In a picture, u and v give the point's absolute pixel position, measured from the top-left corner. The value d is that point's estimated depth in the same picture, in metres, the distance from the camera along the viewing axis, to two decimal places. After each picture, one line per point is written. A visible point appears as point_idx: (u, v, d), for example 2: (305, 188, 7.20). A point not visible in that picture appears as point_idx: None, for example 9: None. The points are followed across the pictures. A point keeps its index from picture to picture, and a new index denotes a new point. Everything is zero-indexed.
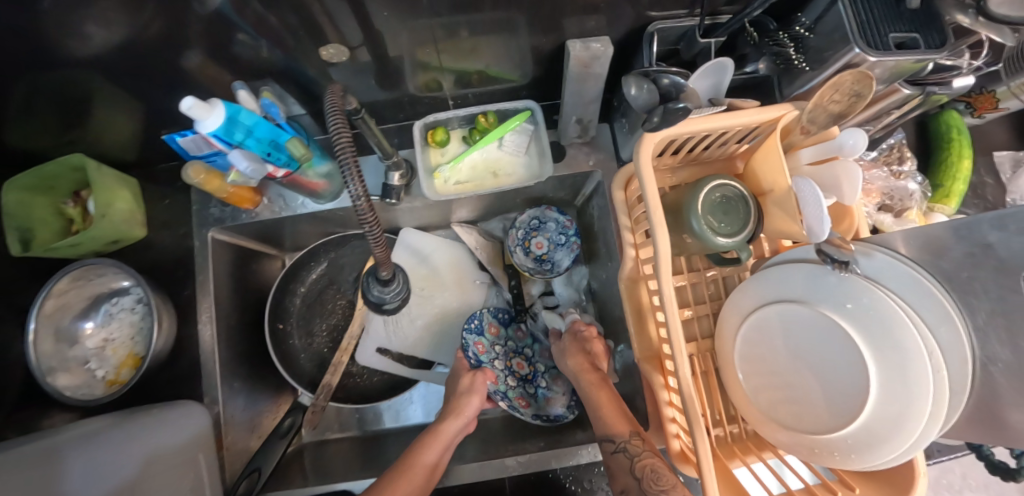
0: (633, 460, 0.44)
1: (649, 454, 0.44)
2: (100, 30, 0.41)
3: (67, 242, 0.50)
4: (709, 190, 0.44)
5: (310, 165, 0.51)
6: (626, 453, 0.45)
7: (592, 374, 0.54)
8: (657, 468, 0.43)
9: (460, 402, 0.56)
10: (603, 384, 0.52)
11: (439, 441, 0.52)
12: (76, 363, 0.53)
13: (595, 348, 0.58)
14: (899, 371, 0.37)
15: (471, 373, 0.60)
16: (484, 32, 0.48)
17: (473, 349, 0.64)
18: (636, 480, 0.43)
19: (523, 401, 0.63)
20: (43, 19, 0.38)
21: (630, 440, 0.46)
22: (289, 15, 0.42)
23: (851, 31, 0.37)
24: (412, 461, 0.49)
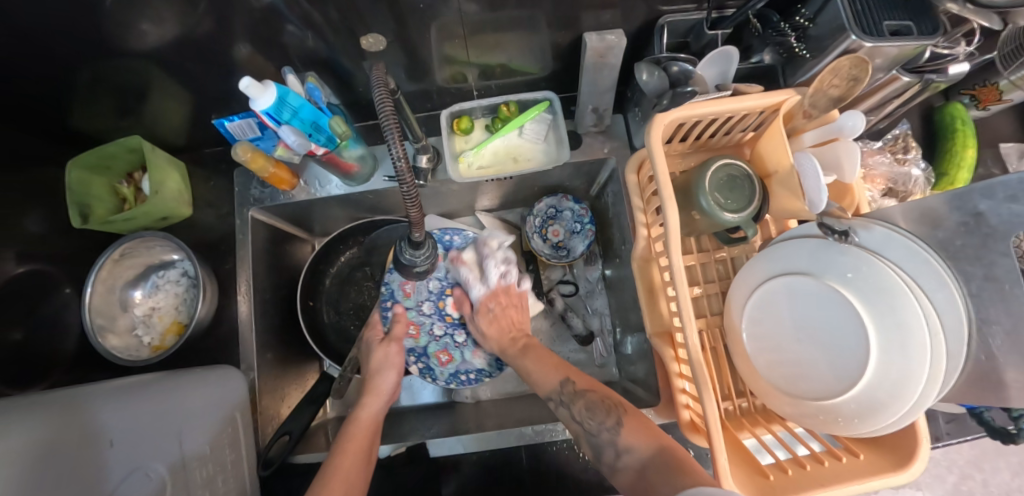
0: (572, 409, 0.50)
1: (582, 397, 0.51)
2: (152, 28, 0.47)
3: (122, 216, 0.55)
4: (716, 170, 0.48)
5: (346, 146, 0.55)
6: (564, 404, 0.51)
7: (515, 342, 0.62)
8: (591, 406, 0.49)
9: (375, 382, 0.58)
10: (525, 351, 0.60)
11: (367, 421, 0.54)
12: (125, 328, 0.58)
13: (503, 316, 0.64)
14: (898, 335, 0.39)
15: (383, 346, 0.61)
16: (507, 28, 0.52)
17: (395, 290, 0.65)
18: (579, 424, 0.49)
19: (442, 355, 0.67)
20: (123, 12, 0.44)
21: (562, 393, 0.52)
22: (333, 10, 0.46)
23: (846, 19, 0.41)
24: (351, 435, 0.52)
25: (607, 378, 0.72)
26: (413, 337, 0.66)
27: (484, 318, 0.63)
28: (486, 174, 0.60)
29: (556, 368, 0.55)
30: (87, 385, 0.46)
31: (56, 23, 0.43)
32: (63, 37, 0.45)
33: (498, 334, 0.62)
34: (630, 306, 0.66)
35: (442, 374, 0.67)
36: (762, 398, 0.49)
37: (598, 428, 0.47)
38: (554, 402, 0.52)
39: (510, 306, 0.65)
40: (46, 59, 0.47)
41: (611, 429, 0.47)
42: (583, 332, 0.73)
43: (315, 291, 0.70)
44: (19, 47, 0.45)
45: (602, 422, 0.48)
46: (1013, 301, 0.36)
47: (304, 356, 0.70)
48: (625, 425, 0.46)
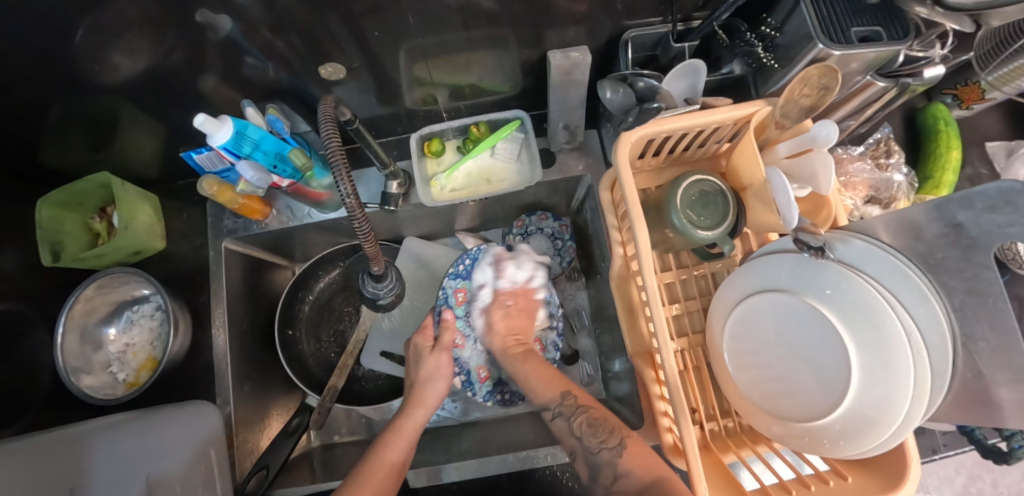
0: (571, 422, 0.49)
1: (583, 411, 0.49)
2: (126, 59, 0.46)
3: (92, 253, 0.54)
4: (687, 186, 0.47)
5: (312, 176, 0.55)
6: (563, 416, 0.50)
7: (517, 345, 0.59)
8: (593, 422, 0.48)
9: (424, 391, 0.57)
10: (525, 356, 0.57)
11: (406, 432, 0.52)
12: (100, 365, 0.58)
13: (517, 316, 0.61)
14: (880, 355, 0.38)
15: (435, 356, 0.59)
16: (472, 49, 0.51)
17: (446, 296, 0.63)
18: (576, 438, 0.48)
19: (479, 367, 0.65)
20: (81, 48, 0.43)
21: (562, 404, 0.51)
22: (294, 39, 0.46)
23: (814, 29, 0.40)
24: (371, 471, 0.48)
25: (595, 398, 0.71)
26: (461, 347, 0.64)
27: (494, 313, 0.61)
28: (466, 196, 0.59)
29: (556, 380, 0.53)
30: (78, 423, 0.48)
31: (13, 62, 0.43)
32: (18, 73, 0.45)
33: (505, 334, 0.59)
34: (613, 324, 0.65)
35: (480, 389, 0.65)
36: (748, 418, 0.47)
37: (599, 448, 0.45)
38: (551, 412, 0.51)
39: (524, 307, 0.63)
40: (9, 98, 0.47)
41: (611, 449, 0.45)
42: (569, 351, 0.71)
43: (293, 319, 0.69)
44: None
45: (605, 441, 0.46)
46: (998, 317, 0.34)
47: (285, 385, 0.69)
48: (627, 448, 0.44)
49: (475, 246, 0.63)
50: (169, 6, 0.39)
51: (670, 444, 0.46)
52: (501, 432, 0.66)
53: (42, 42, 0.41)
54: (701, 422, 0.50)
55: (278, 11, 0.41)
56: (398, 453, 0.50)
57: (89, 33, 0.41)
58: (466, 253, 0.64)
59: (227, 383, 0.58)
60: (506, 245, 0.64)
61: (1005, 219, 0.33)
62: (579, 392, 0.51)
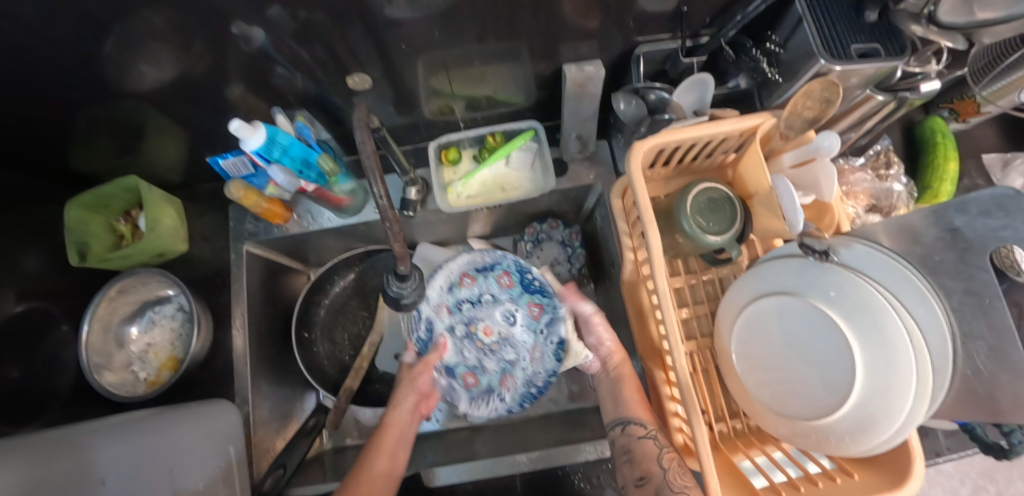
0: (659, 448, 0.48)
1: (675, 447, 0.48)
2: (152, 69, 0.48)
3: (118, 254, 0.56)
4: (696, 194, 0.49)
5: (336, 181, 0.58)
6: (654, 440, 0.49)
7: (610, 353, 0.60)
8: (684, 463, 0.46)
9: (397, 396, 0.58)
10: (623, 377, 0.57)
11: (392, 435, 0.54)
12: (122, 364, 0.59)
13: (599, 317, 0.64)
14: (884, 355, 0.39)
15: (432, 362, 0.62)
16: (489, 62, 0.54)
17: (545, 361, 0.65)
18: (662, 469, 0.46)
19: (532, 316, 0.67)
20: (114, 56, 0.45)
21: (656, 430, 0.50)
22: (321, 51, 0.49)
23: (816, 45, 0.42)
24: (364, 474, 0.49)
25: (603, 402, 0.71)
26: (536, 319, 0.66)
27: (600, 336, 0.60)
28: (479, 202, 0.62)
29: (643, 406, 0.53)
30: (93, 422, 0.48)
31: (48, 68, 0.45)
32: (52, 79, 0.47)
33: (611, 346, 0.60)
34: (623, 329, 0.66)
35: (508, 263, 0.67)
36: (755, 419, 0.49)
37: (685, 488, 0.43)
38: (648, 430, 0.50)
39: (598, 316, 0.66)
40: (42, 102, 0.49)
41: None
42: None
43: (309, 322, 0.70)
44: (15, 91, 0.47)
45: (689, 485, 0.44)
46: (994, 315, 0.36)
47: (300, 388, 0.71)
48: None
49: (527, 403, 0.64)
50: (201, 18, 0.42)
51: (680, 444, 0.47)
52: (512, 436, 0.67)
53: (79, 52, 0.44)
54: (711, 423, 0.52)
55: (306, 22, 0.44)
56: (390, 457, 0.52)
57: (122, 43, 0.44)
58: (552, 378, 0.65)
59: (245, 382, 0.60)
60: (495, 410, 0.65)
61: (999, 223, 0.35)
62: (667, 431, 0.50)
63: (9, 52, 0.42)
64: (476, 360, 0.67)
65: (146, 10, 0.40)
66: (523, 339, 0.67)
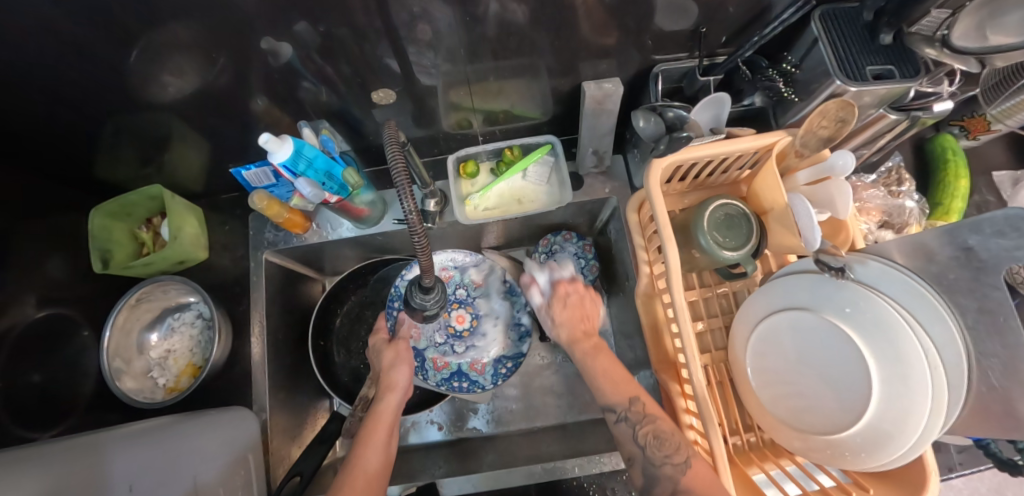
0: (636, 429, 0.47)
1: (651, 421, 0.46)
2: (178, 80, 0.49)
3: (141, 261, 0.57)
4: (713, 210, 0.49)
5: (358, 193, 0.58)
6: (629, 421, 0.47)
7: (586, 339, 0.55)
8: (660, 434, 0.45)
9: (392, 376, 0.55)
10: (596, 351, 0.54)
11: (384, 423, 0.51)
12: (142, 371, 0.60)
13: (575, 308, 0.58)
14: (899, 369, 0.40)
15: (394, 347, 0.60)
16: (508, 77, 0.55)
17: (508, 350, 0.69)
18: (640, 447, 0.46)
19: (500, 311, 0.71)
20: (143, 68, 0.47)
21: (630, 409, 0.48)
22: (345, 66, 0.50)
23: (832, 66, 0.44)
24: (355, 468, 0.46)
25: None
26: (502, 313, 0.71)
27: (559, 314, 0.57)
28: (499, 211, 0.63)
29: (626, 382, 0.50)
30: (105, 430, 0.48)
31: (78, 78, 0.46)
32: (82, 88, 0.48)
33: (579, 332, 0.56)
34: (636, 341, 0.67)
35: (484, 266, 0.72)
36: (770, 432, 0.49)
37: (663, 461, 0.43)
38: (617, 414, 0.48)
39: (580, 301, 0.59)
40: (70, 110, 0.51)
41: (675, 465, 0.42)
42: None
43: (326, 331, 0.71)
44: (48, 99, 0.48)
45: (670, 455, 0.43)
46: (1009, 334, 0.37)
47: (314, 395, 0.71)
48: (694, 467, 0.42)
49: (489, 385, 0.68)
50: (231, 32, 0.43)
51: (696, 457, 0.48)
52: (524, 447, 0.67)
53: (109, 63, 0.45)
54: (726, 436, 0.52)
55: (332, 36, 0.45)
56: (380, 449, 0.48)
57: (152, 55, 0.45)
58: (518, 363, 0.68)
59: (263, 389, 0.60)
60: (457, 389, 0.68)
61: (1013, 243, 0.36)
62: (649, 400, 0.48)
63: (43, 62, 0.43)
64: (445, 345, 0.70)
65: (172, 22, 0.41)
66: (489, 330, 0.71)
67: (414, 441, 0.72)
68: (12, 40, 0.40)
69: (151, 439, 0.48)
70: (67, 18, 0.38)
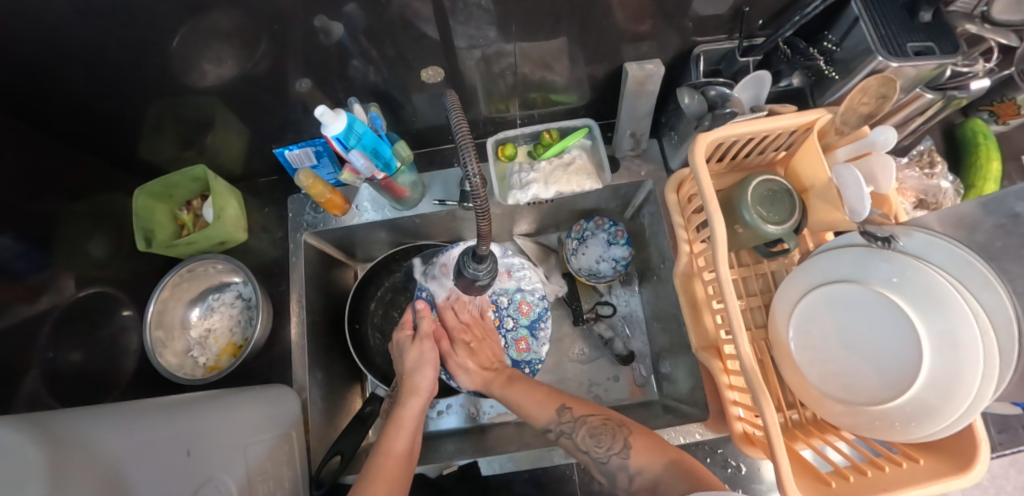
0: (574, 438, 0.53)
1: (583, 423, 0.54)
2: (228, 61, 0.51)
3: (185, 240, 0.58)
4: (756, 185, 0.50)
5: (403, 170, 0.61)
6: (568, 434, 0.54)
7: (496, 374, 0.63)
8: (596, 431, 0.52)
9: (414, 380, 0.58)
10: (510, 382, 0.62)
11: (408, 422, 0.55)
12: (183, 350, 0.60)
13: (481, 349, 0.65)
14: (948, 339, 0.40)
15: (416, 346, 0.60)
16: (549, 60, 0.56)
17: (527, 354, 0.70)
18: (586, 452, 0.52)
19: (522, 312, 0.72)
20: (186, 54, 0.48)
21: (563, 421, 0.55)
22: (392, 48, 0.51)
23: (873, 43, 0.45)
24: (383, 458, 0.50)
25: (646, 398, 0.72)
26: (524, 314, 0.71)
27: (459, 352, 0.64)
28: (556, 186, 0.61)
29: (547, 398, 0.57)
30: (109, 403, 0.43)
31: (124, 63, 0.48)
32: (135, 68, 0.49)
33: (482, 373, 0.63)
34: (671, 323, 0.67)
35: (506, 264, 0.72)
36: (813, 407, 0.49)
37: (608, 456, 0.50)
38: (555, 432, 0.54)
39: (481, 339, 0.67)
40: (115, 94, 0.52)
41: (619, 452, 0.49)
42: (625, 352, 0.73)
43: (361, 314, 0.72)
44: (104, 76, 0.49)
45: (611, 446, 0.50)
46: None
47: (348, 377, 0.71)
48: (632, 446, 0.49)
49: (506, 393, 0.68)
50: (275, 17, 0.44)
51: (741, 433, 0.48)
52: None
53: (155, 50, 0.47)
54: None
55: (380, 19, 0.46)
56: (408, 435, 0.53)
57: (198, 41, 0.47)
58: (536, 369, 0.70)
59: (302, 369, 0.61)
60: (473, 391, 0.68)
61: None
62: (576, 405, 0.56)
63: (105, 41, 0.44)
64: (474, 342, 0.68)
65: (228, 5, 0.42)
66: (511, 331, 0.71)
67: (432, 429, 0.73)
68: (65, 26, 0.41)
69: (175, 411, 0.45)
70: (116, 6, 0.40)
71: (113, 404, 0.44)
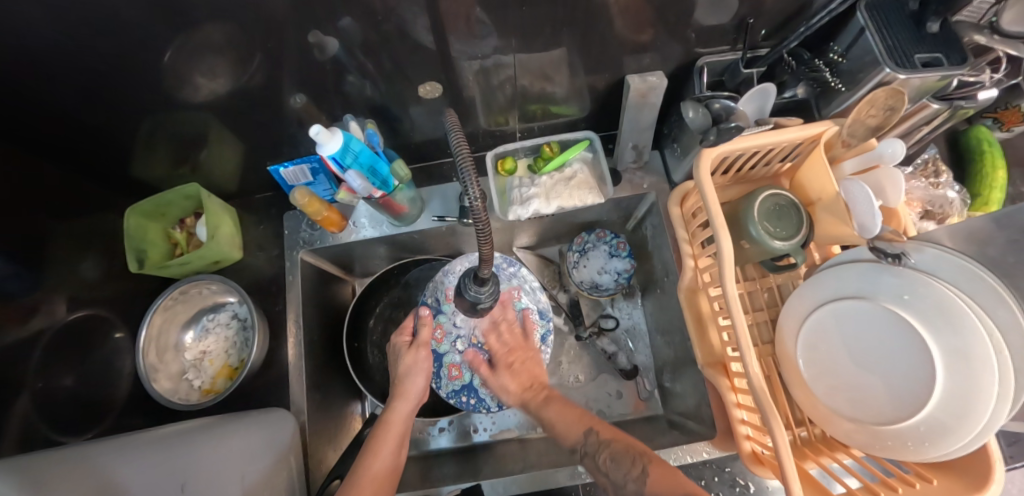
0: (597, 459, 0.51)
1: (606, 446, 0.51)
2: (219, 78, 0.49)
3: (179, 260, 0.57)
4: (763, 200, 0.49)
5: (401, 187, 0.60)
6: (591, 455, 0.52)
7: (534, 394, 0.57)
8: (616, 456, 0.49)
9: (405, 386, 0.56)
10: (548, 401, 0.57)
11: (393, 435, 0.54)
12: (177, 373, 0.59)
13: (524, 370, 0.57)
14: (963, 357, 0.39)
15: (412, 350, 0.58)
16: (549, 73, 0.55)
17: None
18: (603, 473, 0.50)
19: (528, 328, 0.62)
20: (178, 68, 0.47)
21: (588, 441, 0.53)
22: (389, 62, 0.50)
23: (880, 54, 0.44)
24: (361, 479, 0.49)
25: (650, 413, 0.71)
26: (531, 329, 0.61)
27: (504, 375, 0.57)
28: (557, 201, 0.60)
29: (581, 420, 0.54)
30: (107, 442, 0.44)
31: (111, 81, 0.47)
32: (123, 86, 0.48)
33: (522, 385, 0.57)
34: (676, 337, 0.66)
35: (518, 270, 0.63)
36: (822, 424, 0.48)
37: (625, 480, 0.47)
38: (579, 452, 0.53)
39: (524, 359, 0.58)
40: (103, 112, 0.51)
41: (636, 479, 0.46)
42: (628, 367, 0.72)
43: (360, 332, 0.71)
44: (90, 94, 0.48)
45: (630, 472, 0.47)
46: None
47: (348, 396, 0.70)
48: (650, 474, 0.46)
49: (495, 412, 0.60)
50: (268, 31, 0.43)
51: (750, 452, 0.47)
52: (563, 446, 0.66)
53: (146, 65, 0.45)
54: None
55: (376, 33, 0.45)
56: (388, 456, 0.52)
57: (188, 57, 0.45)
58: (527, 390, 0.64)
59: (300, 390, 0.59)
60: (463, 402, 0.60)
61: None
62: (603, 428, 0.53)
63: (92, 60, 0.43)
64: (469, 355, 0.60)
65: (220, 22, 0.41)
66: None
67: (431, 448, 0.73)
68: (50, 42, 0.40)
69: (149, 451, 0.43)
70: (104, 19, 0.38)
71: (110, 441, 0.44)
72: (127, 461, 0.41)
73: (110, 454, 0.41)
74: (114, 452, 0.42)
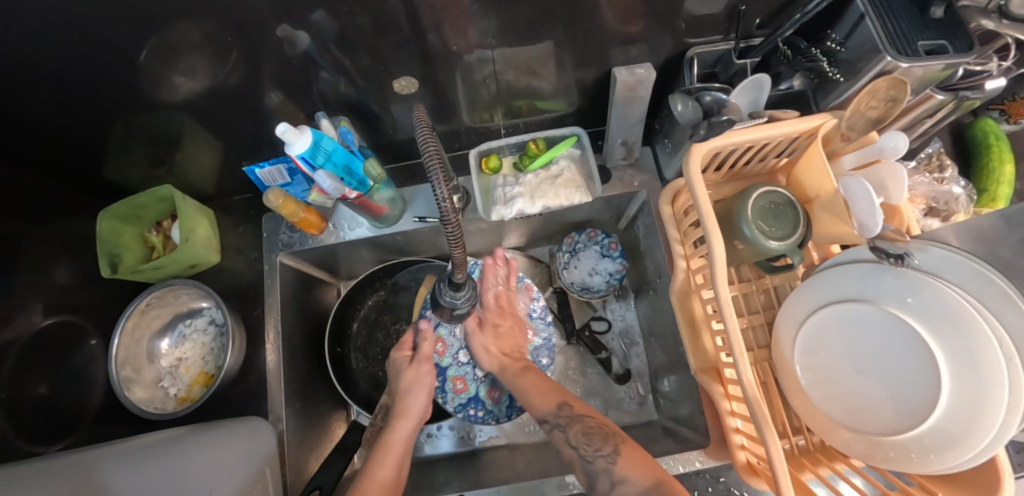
0: (567, 432, 0.50)
1: (579, 420, 0.51)
2: (187, 77, 0.47)
3: (152, 265, 0.55)
4: (757, 198, 0.47)
5: (378, 188, 0.58)
6: (560, 427, 0.51)
7: (513, 361, 0.61)
8: (587, 431, 0.49)
9: (406, 403, 0.56)
10: (524, 369, 0.60)
11: (396, 449, 0.52)
12: (152, 380, 0.57)
13: (505, 335, 0.63)
14: (970, 364, 0.36)
15: (414, 366, 0.59)
16: (534, 67, 0.53)
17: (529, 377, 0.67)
18: (574, 449, 0.49)
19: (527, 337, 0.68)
20: (143, 68, 0.45)
21: (560, 415, 0.52)
22: (365, 58, 0.48)
23: (881, 42, 0.41)
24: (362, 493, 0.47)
25: (645, 419, 0.69)
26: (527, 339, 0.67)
27: (483, 334, 0.63)
28: (542, 201, 0.58)
29: (553, 391, 0.55)
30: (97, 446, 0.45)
31: (74, 83, 0.45)
32: (87, 87, 0.45)
33: (497, 350, 0.62)
34: (669, 340, 0.64)
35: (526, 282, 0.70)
36: (821, 433, 0.45)
37: (594, 455, 0.47)
38: (549, 423, 0.52)
39: (508, 327, 0.64)
40: (68, 115, 0.49)
41: (606, 456, 0.46)
42: (622, 370, 0.70)
43: (343, 337, 0.69)
44: (52, 97, 0.45)
45: (600, 448, 0.47)
46: None
47: (331, 403, 0.68)
48: (621, 454, 0.46)
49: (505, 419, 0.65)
50: (236, 27, 0.41)
51: (744, 463, 0.44)
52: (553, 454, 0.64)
53: (107, 65, 0.43)
54: None
55: (348, 27, 0.42)
56: (391, 468, 0.50)
57: (151, 56, 0.43)
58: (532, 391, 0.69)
59: (279, 398, 0.58)
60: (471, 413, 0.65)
61: None
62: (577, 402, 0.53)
63: (48, 59, 0.41)
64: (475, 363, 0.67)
65: (178, 18, 0.39)
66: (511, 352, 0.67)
67: (426, 452, 0.70)
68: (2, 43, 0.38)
69: (127, 459, 0.43)
70: (63, 17, 0.36)
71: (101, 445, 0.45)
72: (114, 465, 0.41)
73: (107, 456, 0.42)
74: (101, 458, 0.42)
